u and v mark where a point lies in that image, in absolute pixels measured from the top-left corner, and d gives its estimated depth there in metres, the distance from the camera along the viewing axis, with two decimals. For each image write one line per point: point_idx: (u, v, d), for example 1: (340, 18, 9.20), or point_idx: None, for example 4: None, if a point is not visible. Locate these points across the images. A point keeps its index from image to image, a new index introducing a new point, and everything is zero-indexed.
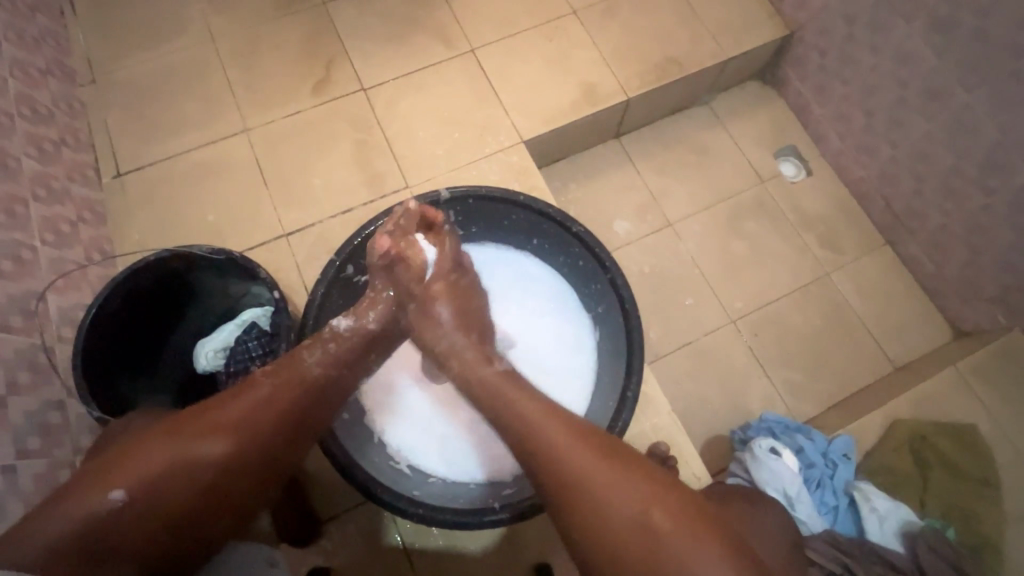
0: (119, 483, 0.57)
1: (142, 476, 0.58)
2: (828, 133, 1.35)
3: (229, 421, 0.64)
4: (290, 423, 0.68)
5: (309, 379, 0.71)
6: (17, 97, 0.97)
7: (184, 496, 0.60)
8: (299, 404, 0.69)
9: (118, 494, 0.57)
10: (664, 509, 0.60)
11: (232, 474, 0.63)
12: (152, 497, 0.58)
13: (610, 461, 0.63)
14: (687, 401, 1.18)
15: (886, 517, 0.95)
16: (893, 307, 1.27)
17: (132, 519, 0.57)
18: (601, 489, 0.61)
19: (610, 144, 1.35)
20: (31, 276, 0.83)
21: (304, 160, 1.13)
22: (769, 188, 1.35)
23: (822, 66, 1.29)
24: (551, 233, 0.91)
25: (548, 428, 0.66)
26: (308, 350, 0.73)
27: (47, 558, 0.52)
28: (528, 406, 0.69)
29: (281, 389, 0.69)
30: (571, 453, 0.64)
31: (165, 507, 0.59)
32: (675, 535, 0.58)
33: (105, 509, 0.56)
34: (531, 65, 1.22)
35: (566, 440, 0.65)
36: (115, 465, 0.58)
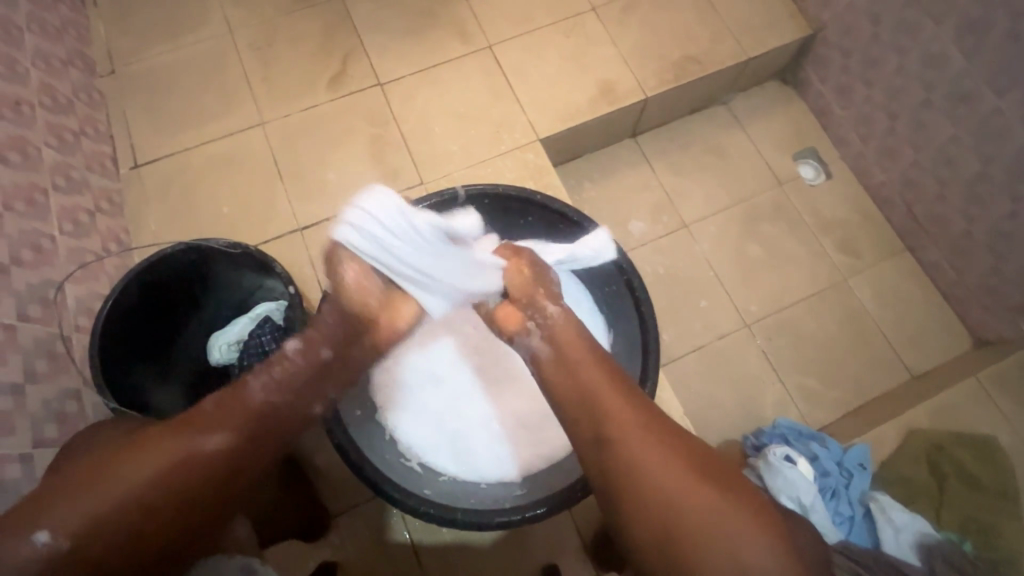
0: (48, 522, 0.53)
1: (77, 515, 0.54)
2: (850, 136, 1.32)
3: (169, 454, 0.59)
4: (236, 454, 0.63)
5: (254, 407, 0.66)
6: (39, 86, 0.97)
7: (128, 538, 0.56)
8: (243, 424, 0.64)
9: (45, 537, 0.53)
10: (715, 494, 0.57)
11: (177, 510, 0.59)
12: (88, 536, 0.54)
13: (655, 435, 0.61)
14: (699, 406, 1.16)
15: (902, 528, 0.93)
16: (912, 315, 1.24)
17: (70, 566, 0.54)
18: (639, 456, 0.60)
19: (627, 143, 1.34)
20: (51, 265, 0.84)
21: (319, 154, 1.12)
22: (787, 191, 1.32)
23: (845, 68, 1.27)
24: (568, 234, 0.90)
25: (651, 438, 0.61)
26: (255, 375, 0.68)
27: None
28: (621, 412, 0.63)
29: (228, 415, 0.64)
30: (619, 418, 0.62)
31: (107, 549, 0.55)
32: (693, 511, 0.56)
33: (37, 560, 0.52)
34: (549, 62, 1.21)
35: (665, 458, 0.59)
36: (49, 500, 0.55)
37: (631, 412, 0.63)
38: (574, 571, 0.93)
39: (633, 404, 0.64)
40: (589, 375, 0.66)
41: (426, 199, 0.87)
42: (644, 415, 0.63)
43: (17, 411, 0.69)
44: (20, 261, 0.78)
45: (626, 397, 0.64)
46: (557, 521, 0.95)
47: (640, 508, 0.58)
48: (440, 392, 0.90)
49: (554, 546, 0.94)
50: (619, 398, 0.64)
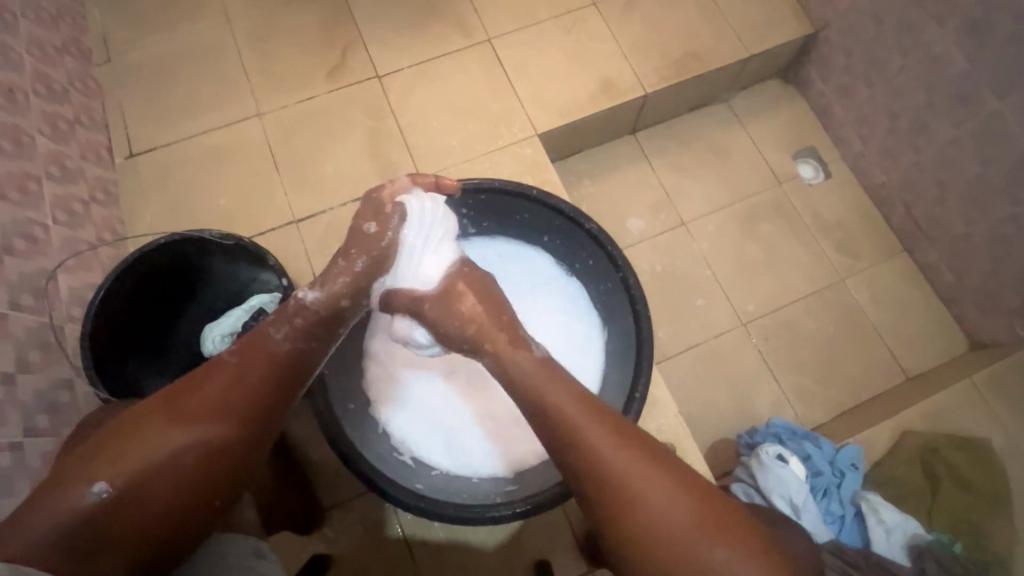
0: (103, 475, 0.55)
1: (129, 471, 0.56)
2: (850, 136, 1.32)
3: (207, 412, 0.61)
4: (267, 407, 0.65)
5: (279, 358, 0.66)
6: (34, 74, 0.96)
7: (172, 482, 0.58)
8: (273, 379, 0.65)
9: (97, 486, 0.55)
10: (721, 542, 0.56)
11: (213, 451, 0.60)
12: (144, 490, 0.56)
13: (656, 480, 0.59)
14: (694, 404, 1.16)
15: (893, 529, 0.93)
16: (908, 317, 1.24)
17: (122, 512, 0.55)
18: (641, 507, 0.58)
19: (626, 140, 1.33)
20: (43, 255, 0.83)
21: (316, 147, 1.12)
22: (786, 190, 1.32)
23: (847, 67, 1.26)
24: (565, 230, 0.90)
25: (648, 486, 0.58)
26: (274, 326, 0.67)
27: (56, 545, 0.52)
28: (616, 457, 0.60)
29: (248, 360, 0.65)
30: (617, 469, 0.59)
31: (163, 495, 0.57)
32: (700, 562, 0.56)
33: (96, 507, 0.54)
34: (549, 57, 1.20)
35: (666, 508, 0.58)
36: (100, 456, 0.56)
37: (626, 454, 0.60)
38: (566, 567, 0.94)
39: (627, 444, 0.61)
40: (577, 420, 0.62)
41: None
42: (639, 456, 0.60)
43: (9, 401, 0.69)
44: (12, 250, 0.77)
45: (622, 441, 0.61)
46: (549, 518, 0.95)
47: (643, 561, 0.57)
48: (433, 386, 0.90)
49: (546, 543, 0.95)
50: (611, 439, 0.61)
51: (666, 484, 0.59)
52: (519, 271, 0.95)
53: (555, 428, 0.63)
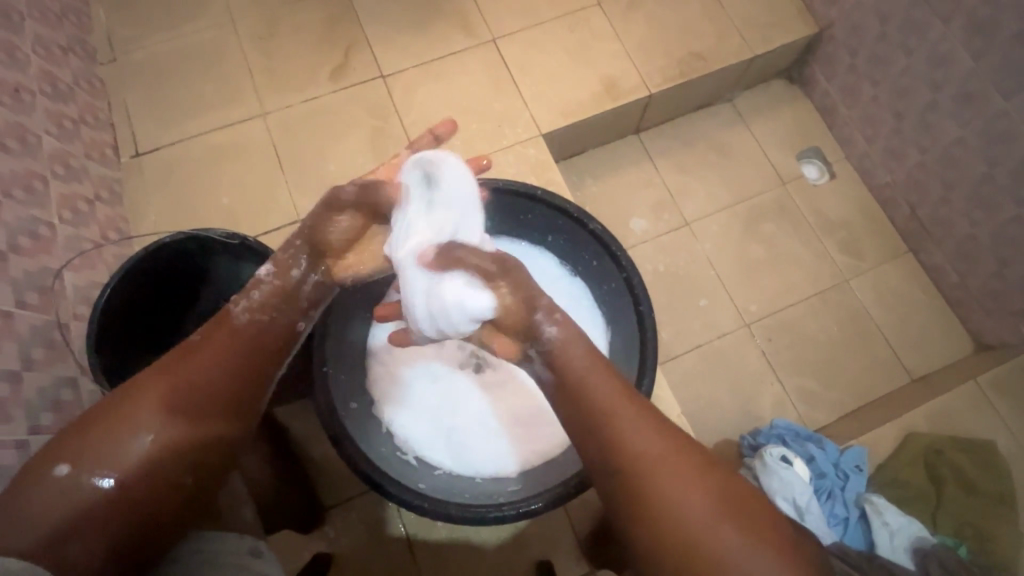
0: (71, 460, 0.53)
1: (98, 454, 0.54)
2: (855, 136, 1.31)
3: (175, 388, 0.59)
4: (237, 380, 0.63)
5: (243, 332, 0.65)
6: (39, 73, 0.97)
7: (146, 460, 0.55)
8: (240, 352, 0.64)
9: (65, 470, 0.53)
10: (742, 536, 0.55)
11: (187, 429, 0.58)
12: (116, 470, 0.54)
13: (681, 465, 0.58)
14: (697, 404, 1.16)
15: (898, 531, 0.93)
16: (913, 318, 1.24)
17: (94, 496, 0.53)
18: (663, 491, 0.57)
19: (630, 140, 1.33)
20: (49, 253, 0.83)
21: (319, 146, 1.12)
22: (790, 190, 1.32)
23: (852, 67, 1.25)
24: (568, 230, 0.89)
25: (670, 469, 0.58)
26: (235, 302, 0.67)
27: (33, 536, 0.50)
28: (643, 445, 0.59)
29: (223, 338, 0.64)
30: (642, 450, 0.59)
31: (137, 474, 0.55)
32: (722, 553, 0.54)
33: (65, 494, 0.52)
34: (552, 56, 1.20)
35: (688, 494, 0.57)
36: (67, 443, 0.54)
37: (654, 442, 0.59)
38: (569, 567, 0.94)
39: (654, 432, 0.60)
40: (605, 398, 0.62)
41: None
42: (666, 446, 0.59)
43: (13, 398, 0.69)
44: (17, 248, 0.78)
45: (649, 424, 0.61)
46: (552, 518, 0.95)
47: (662, 547, 0.56)
48: (436, 386, 0.90)
49: (548, 543, 0.94)
50: (639, 426, 0.60)
51: (693, 474, 0.58)
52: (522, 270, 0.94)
53: (584, 414, 0.62)
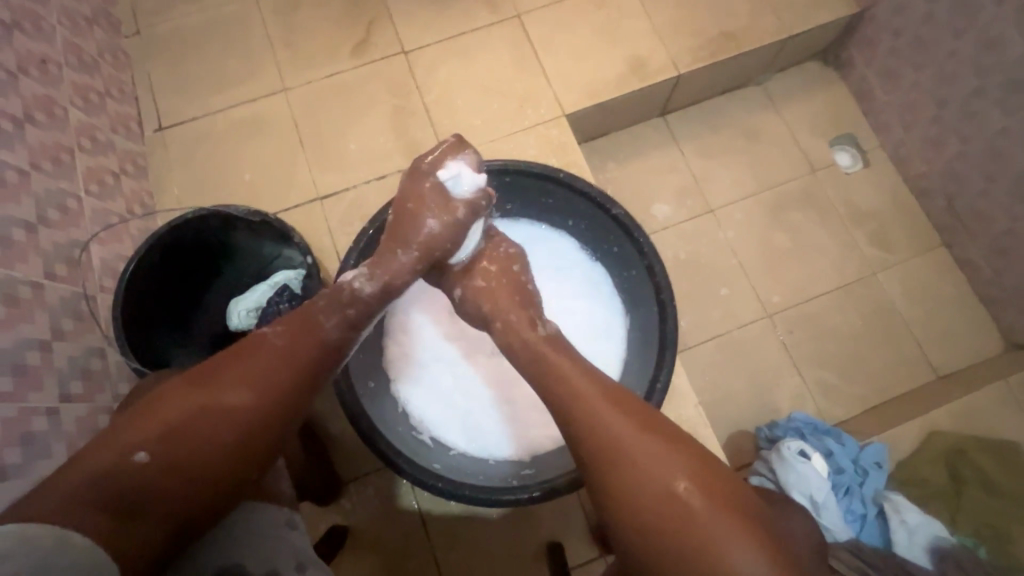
0: (144, 442, 0.55)
1: (166, 438, 0.55)
2: (891, 122, 1.26)
3: (248, 386, 0.60)
4: (307, 386, 0.64)
5: (324, 341, 0.66)
6: (66, 46, 0.97)
7: (210, 453, 0.57)
8: (314, 359, 0.65)
9: (139, 453, 0.54)
10: (715, 513, 0.55)
11: (243, 424, 0.59)
12: (181, 458, 0.56)
13: (654, 446, 0.59)
14: (714, 395, 1.14)
15: (916, 530, 0.91)
16: (942, 313, 1.20)
17: (155, 481, 0.54)
18: (633, 470, 0.58)
19: (654, 123, 1.30)
20: (76, 225, 0.84)
21: (340, 124, 1.11)
22: (820, 178, 1.28)
23: (893, 50, 1.20)
24: (591, 214, 0.87)
25: (639, 451, 0.58)
26: (325, 313, 0.68)
27: (93, 508, 0.52)
28: (613, 424, 0.60)
29: (281, 337, 0.65)
30: (612, 433, 0.60)
31: (201, 466, 0.56)
32: (694, 528, 0.55)
33: (134, 474, 0.54)
34: (578, 34, 1.16)
35: (659, 473, 0.57)
36: (139, 423, 0.56)
37: (625, 424, 0.60)
38: (579, 550, 0.94)
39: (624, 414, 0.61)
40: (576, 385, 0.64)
41: None
42: (636, 425, 0.60)
43: (45, 366, 0.69)
44: (47, 221, 0.78)
45: (622, 408, 0.62)
46: (565, 501, 0.96)
47: (635, 524, 0.57)
48: (450, 369, 0.91)
49: (559, 526, 0.95)
50: (609, 407, 0.62)
51: (665, 454, 0.58)
52: (541, 256, 0.93)
53: (554, 401, 0.65)
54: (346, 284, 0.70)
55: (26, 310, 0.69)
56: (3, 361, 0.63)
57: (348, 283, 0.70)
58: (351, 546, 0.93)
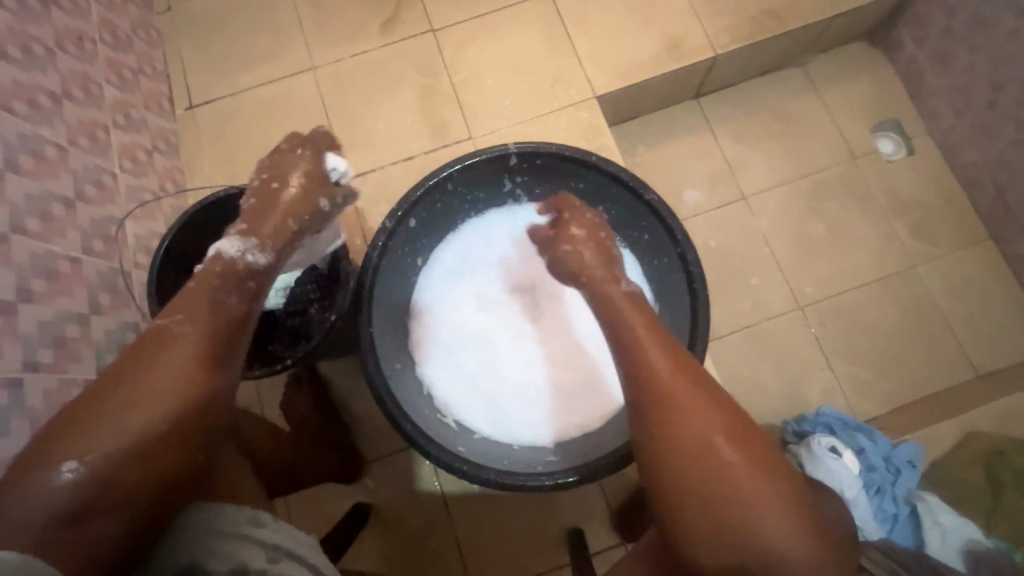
0: (70, 455, 0.47)
1: (101, 446, 0.48)
2: (940, 107, 1.20)
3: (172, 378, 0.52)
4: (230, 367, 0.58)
5: (234, 317, 0.59)
6: (101, 22, 0.97)
7: (148, 453, 0.51)
8: (230, 338, 0.58)
9: (68, 468, 0.47)
10: (757, 478, 0.54)
11: (178, 419, 0.52)
12: (120, 464, 0.49)
13: (702, 398, 0.59)
14: (741, 387, 1.12)
15: (951, 532, 0.89)
16: (986, 309, 1.15)
17: (96, 496, 0.48)
18: (681, 415, 0.58)
19: (688, 106, 1.26)
20: (112, 202, 0.86)
21: (368, 103, 1.10)
22: (860, 165, 1.22)
23: (947, 30, 1.13)
24: (623, 199, 0.85)
25: (688, 402, 0.58)
26: (227, 289, 0.59)
27: (39, 534, 0.45)
28: (659, 367, 0.61)
29: (190, 326, 0.55)
30: (664, 378, 0.60)
31: (143, 467, 0.51)
32: (735, 485, 0.54)
33: (66, 492, 0.46)
34: (612, 12, 1.13)
35: (705, 427, 0.57)
36: (54, 437, 0.47)
37: (675, 375, 0.60)
38: (599, 537, 0.94)
39: (668, 369, 0.61)
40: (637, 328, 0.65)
41: (475, 155, 0.83)
42: (686, 377, 0.60)
43: (83, 339, 0.71)
44: (84, 197, 0.80)
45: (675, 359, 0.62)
46: (587, 487, 0.96)
47: (672, 468, 0.57)
48: (475, 350, 0.90)
49: (579, 511, 0.95)
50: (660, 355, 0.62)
51: (712, 410, 0.58)
52: None
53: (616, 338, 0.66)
54: (239, 260, 0.61)
55: (65, 284, 0.71)
56: (43, 333, 0.65)
57: (238, 257, 0.61)
58: (373, 523, 0.95)
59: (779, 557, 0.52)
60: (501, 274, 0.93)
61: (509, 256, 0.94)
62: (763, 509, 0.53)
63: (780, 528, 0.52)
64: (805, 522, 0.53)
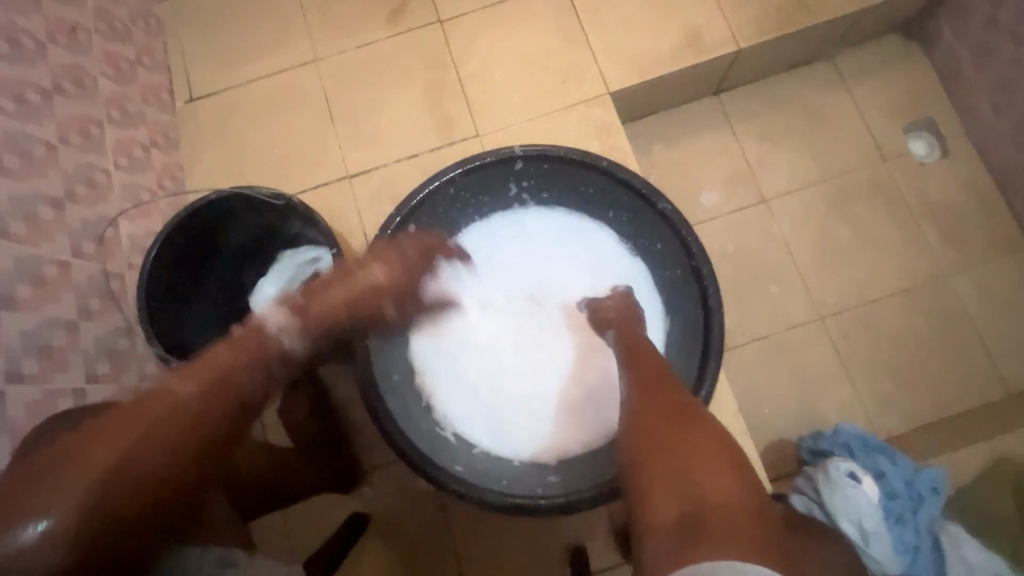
0: (41, 511, 0.46)
1: (73, 504, 0.47)
2: (980, 106, 1.12)
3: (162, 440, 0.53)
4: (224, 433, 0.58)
5: (236, 384, 0.60)
6: (96, 11, 0.94)
7: (120, 515, 0.50)
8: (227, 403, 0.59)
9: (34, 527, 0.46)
10: (710, 439, 0.56)
11: (159, 482, 0.52)
12: (88, 525, 0.48)
13: (669, 387, 0.64)
14: (756, 400, 1.07)
15: (976, 568, 0.84)
16: (1020, 323, 1.08)
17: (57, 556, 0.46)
18: (649, 394, 0.63)
19: (707, 102, 1.19)
20: (105, 201, 0.83)
21: (372, 98, 1.06)
22: (890, 167, 1.15)
23: (991, 22, 1.05)
24: (634, 208, 0.83)
25: (658, 388, 0.64)
26: (238, 359, 0.62)
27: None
28: (639, 357, 0.70)
29: (190, 386, 0.57)
30: (637, 372, 0.68)
31: (110, 530, 0.49)
32: (686, 441, 0.56)
33: (28, 548, 0.45)
34: (629, 2, 1.06)
35: (666, 401, 0.62)
36: (30, 490, 0.47)
37: (647, 373, 0.67)
38: (601, 555, 0.91)
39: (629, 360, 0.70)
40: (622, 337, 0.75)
41: (484, 158, 0.83)
42: (658, 377, 0.66)
43: (70, 347, 0.69)
44: (75, 197, 0.77)
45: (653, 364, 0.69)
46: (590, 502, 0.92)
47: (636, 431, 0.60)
48: (479, 359, 0.86)
49: (582, 527, 0.92)
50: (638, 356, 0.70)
51: (678, 395, 0.63)
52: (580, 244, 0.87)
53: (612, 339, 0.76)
54: (274, 337, 0.66)
55: (52, 289, 0.69)
56: (27, 343, 0.63)
57: (272, 332, 0.66)
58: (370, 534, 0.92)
59: (717, 506, 0.51)
60: (506, 280, 0.88)
61: (518, 259, 0.88)
62: (695, 452, 0.55)
63: (721, 482, 0.52)
64: (745, 484, 0.53)
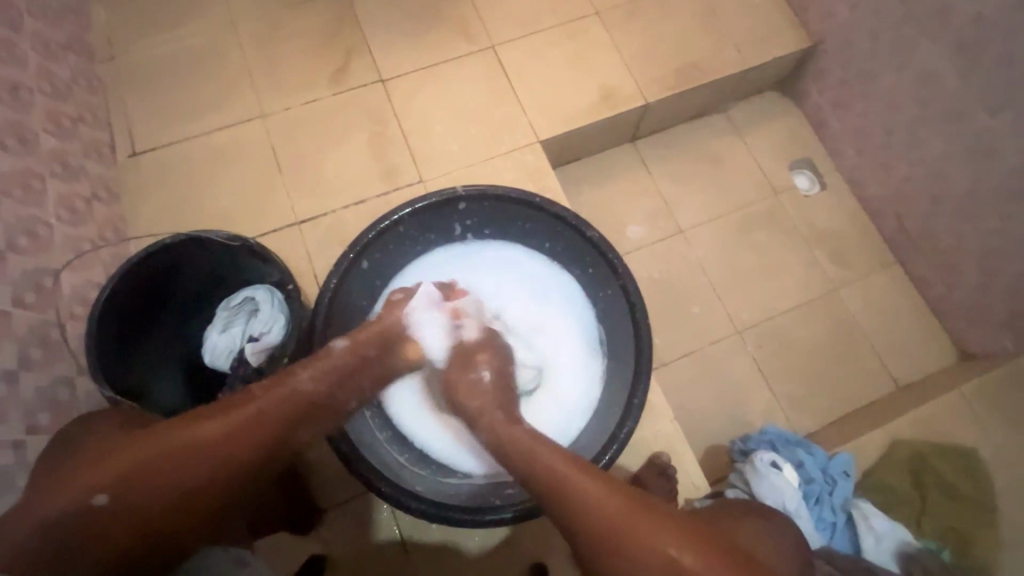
0: (104, 487, 0.60)
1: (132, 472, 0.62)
2: (844, 148, 1.35)
3: (222, 429, 0.67)
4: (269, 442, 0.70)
5: (298, 397, 0.72)
6: (39, 71, 0.97)
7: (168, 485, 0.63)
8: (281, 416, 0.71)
9: (103, 499, 0.60)
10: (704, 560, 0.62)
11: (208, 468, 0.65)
12: (137, 493, 0.62)
13: (641, 520, 0.64)
14: (689, 410, 1.17)
15: (884, 536, 0.97)
16: (899, 327, 1.26)
17: (109, 517, 0.60)
18: (629, 541, 0.63)
19: (626, 148, 1.35)
20: (46, 253, 0.83)
21: (318, 150, 1.12)
22: (781, 200, 1.34)
23: (843, 82, 1.29)
24: (566, 238, 0.91)
25: (638, 533, 0.63)
26: (302, 367, 0.74)
27: (47, 530, 0.58)
28: (597, 501, 0.65)
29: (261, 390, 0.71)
30: (601, 510, 0.64)
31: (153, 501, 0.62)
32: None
33: (85, 504, 0.59)
34: (553, 64, 1.21)
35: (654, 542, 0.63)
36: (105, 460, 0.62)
37: (610, 502, 0.65)
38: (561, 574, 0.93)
39: (627, 502, 0.65)
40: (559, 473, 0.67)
41: (426, 199, 0.88)
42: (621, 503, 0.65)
43: (10, 398, 0.69)
44: (15, 247, 0.77)
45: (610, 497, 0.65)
46: (547, 520, 0.95)
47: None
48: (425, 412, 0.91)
49: (542, 545, 0.93)
50: (594, 491, 0.66)
51: (651, 525, 0.63)
52: (527, 270, 0.97)
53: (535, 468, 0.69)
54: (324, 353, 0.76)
55: None
56: None
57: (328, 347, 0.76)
58: None
59: None
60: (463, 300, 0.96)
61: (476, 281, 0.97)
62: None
63: None
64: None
